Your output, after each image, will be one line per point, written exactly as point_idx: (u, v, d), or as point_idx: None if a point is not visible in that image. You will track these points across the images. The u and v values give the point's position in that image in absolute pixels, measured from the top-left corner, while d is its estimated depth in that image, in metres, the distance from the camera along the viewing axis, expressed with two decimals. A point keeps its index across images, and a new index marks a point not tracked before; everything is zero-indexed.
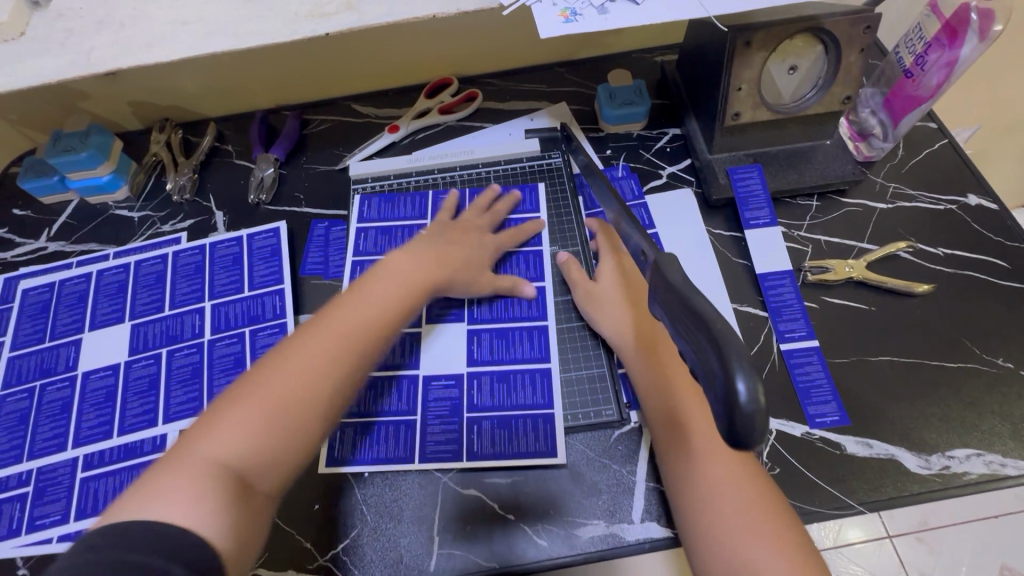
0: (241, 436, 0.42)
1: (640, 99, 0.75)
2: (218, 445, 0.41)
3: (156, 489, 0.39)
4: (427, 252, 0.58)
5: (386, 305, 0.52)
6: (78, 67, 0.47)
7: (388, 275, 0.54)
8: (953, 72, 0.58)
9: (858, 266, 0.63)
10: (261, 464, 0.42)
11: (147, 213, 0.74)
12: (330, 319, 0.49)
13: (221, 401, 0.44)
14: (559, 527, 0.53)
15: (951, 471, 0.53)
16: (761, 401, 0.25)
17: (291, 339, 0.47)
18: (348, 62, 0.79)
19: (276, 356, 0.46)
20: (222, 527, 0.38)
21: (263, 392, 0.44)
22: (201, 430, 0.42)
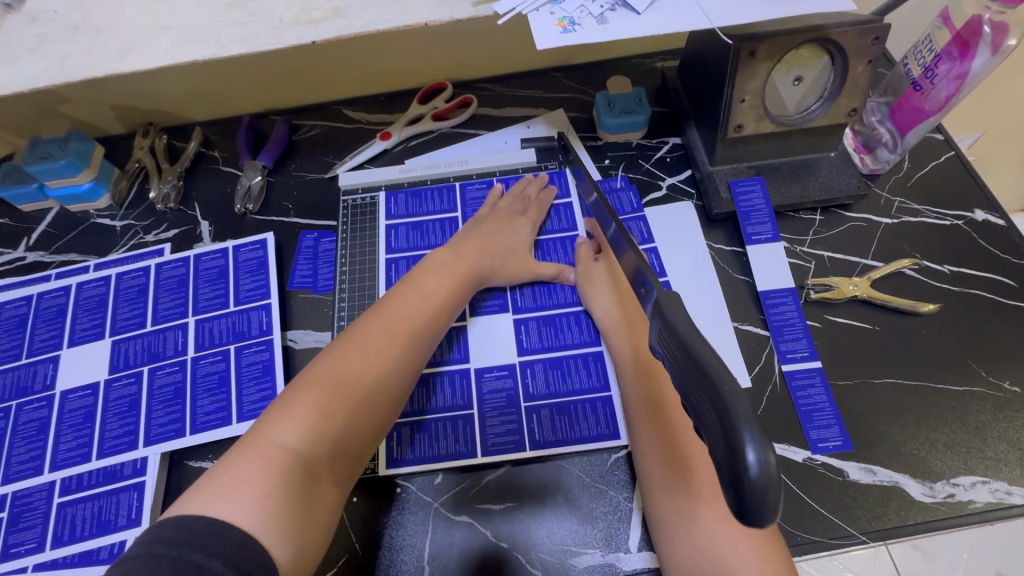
0: (315, 424, 0.44)
1: (640, 107, 0.72)
2: (296, 434, 0.43)
3: (230, 480, 0.39)
4: (467, 252, 0.61)
5: (437, 302, 0.56)
6: (53, 75, 0.44)
7: (438, 277, 0.57)
8: (965, 85, 0.56)
9: (862, 283, 0.62)
10: (339, 446, 0.45)
11: (130, 223, 0.72)
12: (393, 316, 0.52)
13: (292, 388, 0.46)
14: (554, 556, 0.51)
15: (956, 499, 0.52)
16: (773, 470, 0.24)
17: (356, 334, 0.50)
18: (338, 67, 0.76)
19: (344, 348, 0.49)
20: (297, 520, 0.40)
21: (338, 377, 0.46)
22: (273, 417, 0.44)
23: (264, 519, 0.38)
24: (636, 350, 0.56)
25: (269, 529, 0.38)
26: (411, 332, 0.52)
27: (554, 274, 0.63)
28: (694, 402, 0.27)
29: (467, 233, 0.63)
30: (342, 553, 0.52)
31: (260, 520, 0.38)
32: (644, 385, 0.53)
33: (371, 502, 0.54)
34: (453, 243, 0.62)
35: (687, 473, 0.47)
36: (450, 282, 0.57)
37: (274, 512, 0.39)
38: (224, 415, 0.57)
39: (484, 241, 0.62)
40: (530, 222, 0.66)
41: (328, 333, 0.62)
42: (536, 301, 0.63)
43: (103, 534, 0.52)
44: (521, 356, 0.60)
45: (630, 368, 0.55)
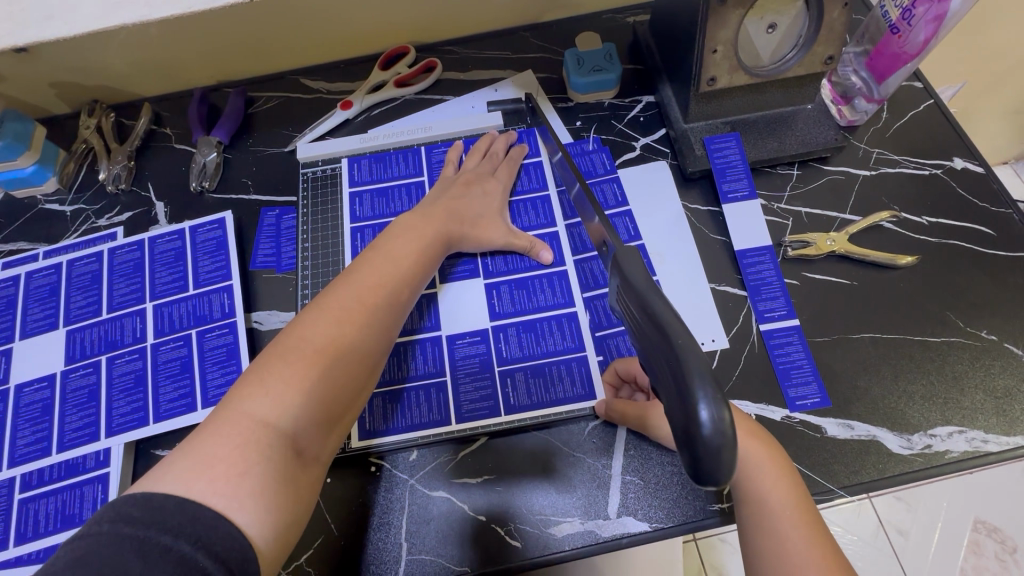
0: (294, 396, 0.41)
1: (610, 64, 0.69)
2: (275, 409, 0.40)
3: (205, 459, 0.37)
4: (435, 216, 0.57)
5: (411, 265, 0.53)
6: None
7: (407, 241, 0.54)
8: (942, 27, 0.53)
9: (840, 238, 0.60)
10: (318, 419, 0.42)
11: (80, 207, 0.68)
12: (366, 281, 0.49)
13: (262, 359, 0.43)
14: (533, 527, 0.51)
15: (933, 450, 0.51)
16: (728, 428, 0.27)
17: (329, 300, 0.47)
18: (292, 33, 0.71)
19: (315, 316, 0.45)
20: (273, 502, 0.38)
21: (312, 345, 0.43)
22: (248, 389, 0.41)
23: (238, 499, 0.36)
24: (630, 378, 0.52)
25: (245, 509, 0.36)
26: (385, 298, 0.49)
27: (525, 247, 0.60)
28: (656, 365, 0.32)
29: (436, 197, 0.60)
30: (317, 536, 0.51)
31: (235, 501, 0.36)
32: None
33: (344, 482, 0.53)
34: (420, 207, 0.59)
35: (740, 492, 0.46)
36: (421, 247, 0.54)
37: (250, 493, 0.37)
38: (188, 402, 0.55)
39: (455, 203, 0.59)
40: (500, 182, 0.63)
41: (293, 313, 0.60)
42: (506, 266, 0.61)
43: (68, 528, 0.50)
44: (493, 321, 0.58)
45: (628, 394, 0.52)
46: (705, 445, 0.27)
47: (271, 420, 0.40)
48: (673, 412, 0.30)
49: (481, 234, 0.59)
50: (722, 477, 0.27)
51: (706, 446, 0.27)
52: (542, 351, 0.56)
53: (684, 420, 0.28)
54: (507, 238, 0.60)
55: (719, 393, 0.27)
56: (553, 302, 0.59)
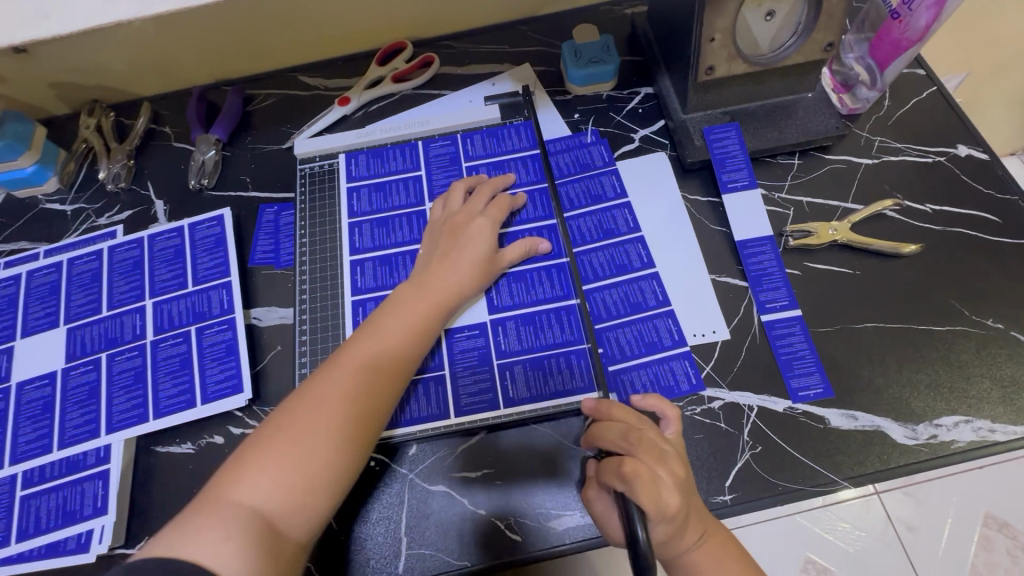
0: (273, 485, 0.40)
1: (608, 56, 0.69)
2: (254, 490, 0.40)
3: (193, 531, 0.37)
4: (430, 279, 0.54)
5: (402, 334, 0.50)
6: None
7: (400, 310, 0.51)
8: (943, 12, 0.52)
9: (842, 227, 0.60)
10: (299, 500, 0.41)
11: (80, 206, 0.69)
12: (351, 362, 0.47)
13: (247, 446, 0.42)
14: (532, 520, 0.50)
15: (939, 440, 0.51)
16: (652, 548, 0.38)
17: (314, 383, 0.45)
18: (289, 30, 0.71)
19: (300, 397, 0.44)
20: (262, 568, 0.37)
21: (291, 431, 0.42)
22: (230, 474, 0.41)
23: (223, 555, 0.36)
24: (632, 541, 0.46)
25: (229, 564, 0.36)
26: (373, 374, 0.47)
27: (522, 251, 0.58)
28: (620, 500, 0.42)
29: (428, 257, 0.56)
30: None
31: (220, 557, 0.36)
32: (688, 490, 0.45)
33: None
34: (414, 275, 0.55)
35: None
36: (414, 319, 0.51)
37: (242, 552, 0.37)
38: (188, 398, 0.55)
39: (447, 260, 0.55)
40: (492, 218, 0.58)
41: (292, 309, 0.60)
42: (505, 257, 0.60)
43: (69, 525, 0.50)
44: (492, 313, 0.57)
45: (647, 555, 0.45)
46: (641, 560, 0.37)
47: (256, 502, 0.39)
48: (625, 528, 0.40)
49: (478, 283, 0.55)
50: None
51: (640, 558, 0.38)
52: (541, 343, 0.56)
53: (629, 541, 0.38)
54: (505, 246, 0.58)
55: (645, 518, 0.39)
56: (553, 295, 0.58)
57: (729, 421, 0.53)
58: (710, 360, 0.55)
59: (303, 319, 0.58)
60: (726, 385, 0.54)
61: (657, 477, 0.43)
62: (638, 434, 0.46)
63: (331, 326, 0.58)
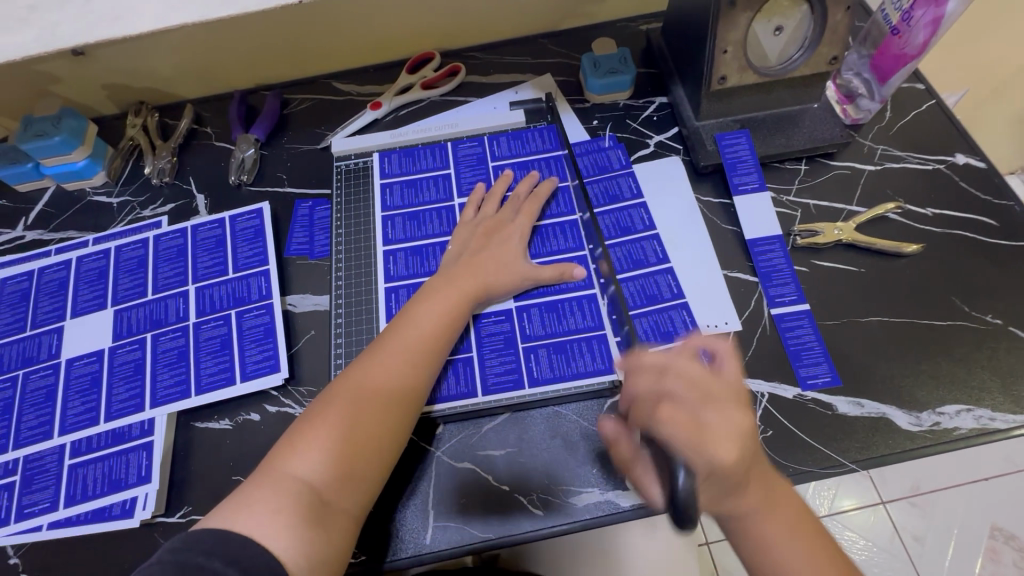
0: (316, 462, 0.44)
1: (626, 67, 0.73)
2: (300, 467, 0.44)
3: (247, 505, 0.42)
4: (461, 274, 0.58)
5: (433, 324, 0.54)
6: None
7: (433, 303, 0.55)
8: (939, 29, 0.56)
9: (847, 228, 0.63)
10: (340, 477, 0.45)
11: (126, 199, 0.73)
12: (388, 350, 0.51)
13: (294, 427, 0.47)
14: (554, 496, 0.53)
15: (942, 427, 0.53)
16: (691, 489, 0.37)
17: (355, 369, 0.50)
18: (326, 39, 0.76)
19: (343, 384, 0.49)
20: (307, 534, 0.41)
21: (332, 413, 0.47)
22: (284, 453, 0.45)
23: (275, 528, 0.40)
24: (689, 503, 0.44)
25: (279, 538, 0.40)
26: (406, 361, 0.51)
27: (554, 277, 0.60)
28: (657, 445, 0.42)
29: (458, 253, 0.61)
30: None
31: (271, 531, 0.40)
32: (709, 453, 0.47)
33: None
34: (445, 268, 0.59)
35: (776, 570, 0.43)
36: (444, 311, 0.55)
37: (288, 523, 0.41)
38: (227, 376, 0.58)
39: (473, 261, 0.59)
40: (518, 226, 0.62)
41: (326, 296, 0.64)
42: (529, 248, 0.63)
43: (115, 492, 0.53)
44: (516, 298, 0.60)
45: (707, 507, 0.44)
46: (676, 504, 0.37)
47: (308, 477, 0.44)
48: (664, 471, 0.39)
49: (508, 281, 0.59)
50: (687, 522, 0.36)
51: (679, 500, 0.37)
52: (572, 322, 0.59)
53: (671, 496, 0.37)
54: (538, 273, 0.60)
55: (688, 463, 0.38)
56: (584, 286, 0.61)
57: None
58: None
59: (338, 306, 0.62)
60: None
61: (700, 424, 0.43)
62: (677, 373, 0.46)
63: (364, 312, 0.61)
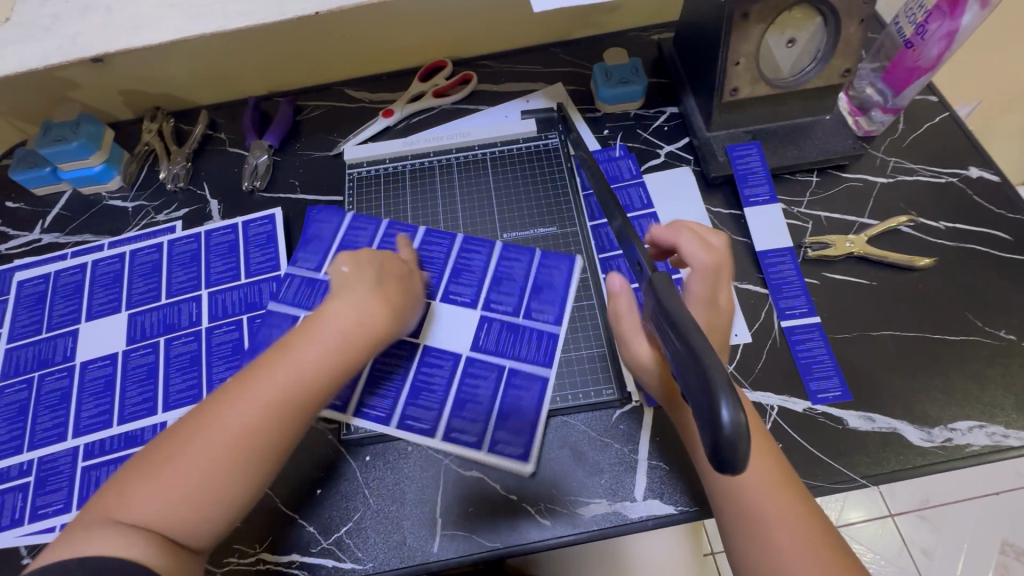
0: (162, 505, 0.39)
1: (637, 77, 0.74)
2: (145, 509, 0.39)
3: (97, 529, 0.38)
4: (368, 296, 0.48)
5: (328, 358, 0.44)
6: (68, 53, 0.41)
7: (332, 329, 0.46)
8: (954, 42, 0.57)
9: (858, 241, 0.63)
10: (188, 526, 0.39)
11: (141, 203, 0.74)
12: (273, 383, 0.42)
13: (144, 456, 0.41)
14: (561, 507, 0.53)
15: (954, 443, 0.53)
16: (744, 426, 0.29)
17: (213, 405, 0.42)
18: (340, 47, 0.77)
19: (209, 416, 0.41)
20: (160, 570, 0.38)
21: (190, 451, 0.40)
22: (128, 486, 0.40)
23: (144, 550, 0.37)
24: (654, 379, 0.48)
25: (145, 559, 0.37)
26: (289, 402, 0.42)
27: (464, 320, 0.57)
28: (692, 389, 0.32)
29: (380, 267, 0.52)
30: (357, 509, 0.54)
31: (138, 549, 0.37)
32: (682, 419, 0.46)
33: (381, 460, 0.56)
34: (360, 274, 0.51)
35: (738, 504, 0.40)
36: (346, 338, 0.46)
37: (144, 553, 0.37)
38: None
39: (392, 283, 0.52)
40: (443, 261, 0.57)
41: None
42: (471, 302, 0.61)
43: None
44: (482, 310, 0.61)
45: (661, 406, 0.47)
46: (723, 442, 0.28)
47: (146, 523, 0.38)
48: (701, 414, 0.30)
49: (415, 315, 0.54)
50: (740, 466, 0.28)
51: (725, 444, 0.28)
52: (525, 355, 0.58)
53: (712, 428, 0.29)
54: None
55: (739, 396, 0.29)
56: (534, 338, 0.59)
57: None
58: (733, 361, 0.58)
59: None
60: (748, 385, 0.57)
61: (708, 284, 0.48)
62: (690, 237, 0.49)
63: None
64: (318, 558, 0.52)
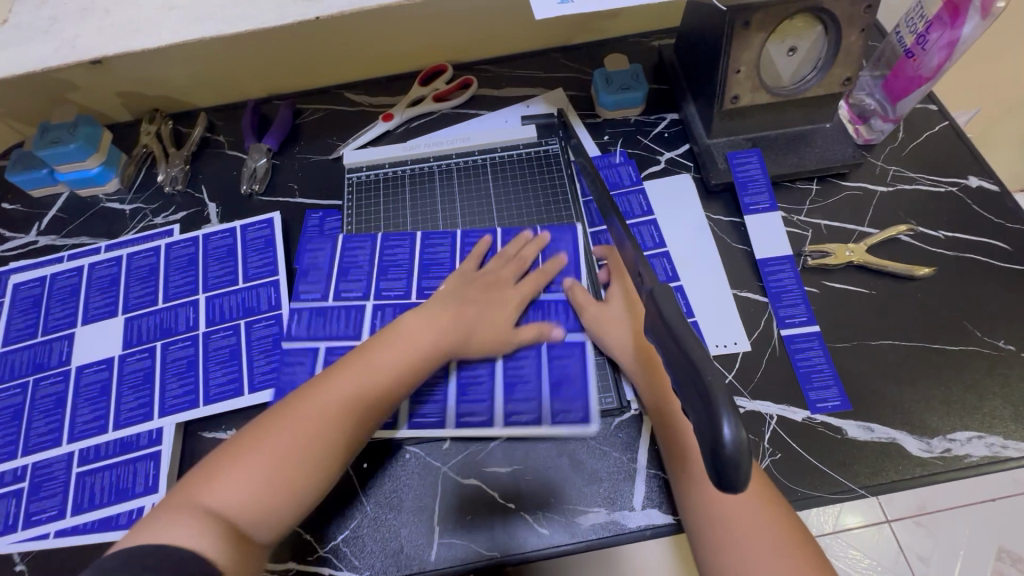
0: (244, 493, 0.43)
1: (638, 83, 0.73)
2: (225, 497, 0.42)
3: (170, 520, 0.40)
4: (442, 314, 0.56)
5: (397, 371, 0.51)
6: (66, 57, 0.41)
7: (397, 349, 0.52)
8: (954, 52, 0.57)
9: (858, 249, 0.63)
10: (259, 516, 0.43)
11: (139, 206, 0.73)
12: (350, 387, 0.49)
13: (223, 451, 0.45)
14: (559, 515, 0.53)
15: (953, 454, 0.53)
16: (744, 442, 0.29)
17: (303, 397, 0.48)
18: (340, 51, 0.77)
19: (289, 416, 0.47)
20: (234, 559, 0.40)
21: (273, 441, 0.45)
22: (209, 476, 0.44)
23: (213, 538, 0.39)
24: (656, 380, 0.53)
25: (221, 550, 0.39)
26: (360, 407, 0.49)
27: (534, 337, 0.58)
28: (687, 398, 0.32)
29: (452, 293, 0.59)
30: (354, 516, 0.53)
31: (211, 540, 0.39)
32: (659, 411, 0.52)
33: (380, 467, 0.55)
34: (431, 302, 0.58)
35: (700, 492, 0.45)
36: (413, 354, 0.53)
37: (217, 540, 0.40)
38: (236, 387, 0.58)
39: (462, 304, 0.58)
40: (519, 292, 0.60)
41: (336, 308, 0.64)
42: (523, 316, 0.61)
43: (121, 500, 0.53)
44: None
45: (651, 399, 0.53)
46: (725, 458, 0.28)
47: (229, 510, 0.42)
48: (700, 429, 0.30)
49: (491, 337, 0.57)
50: (739, 484, 0.28)
51: (724, 458, 0.28)
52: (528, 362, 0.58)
53: (711, 444, 0.29)
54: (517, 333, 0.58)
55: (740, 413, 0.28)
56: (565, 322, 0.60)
57: (750, 429, 0.55)
58: (732, 369, 0.58)
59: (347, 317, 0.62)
60: (747, 394, 0.57)
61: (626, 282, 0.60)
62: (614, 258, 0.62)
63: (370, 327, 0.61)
64: (314, 566, 0.51)
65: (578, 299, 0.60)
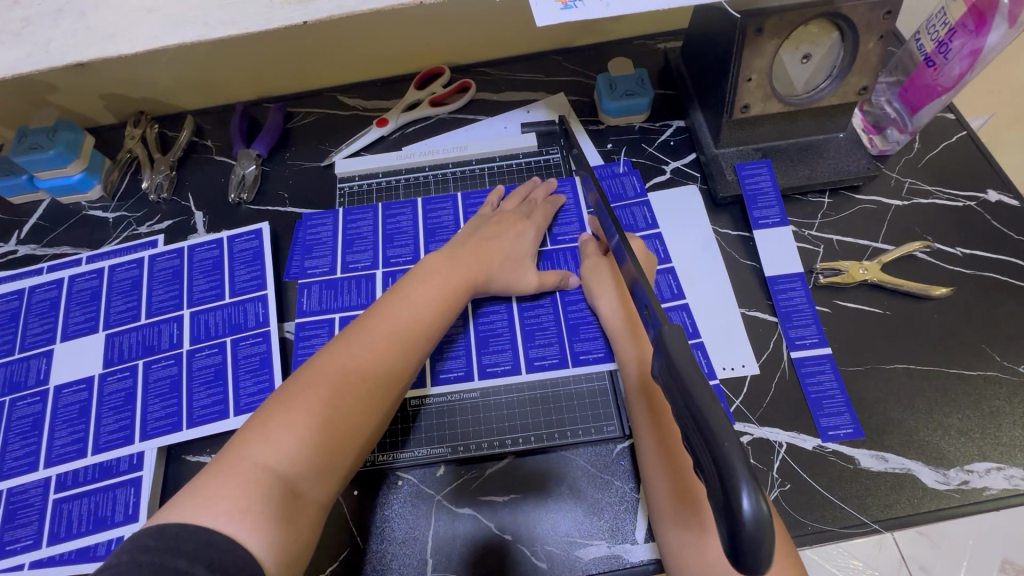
0: (293, 447, 0.41)
1: (643, 89, 0.70)
2: (275, 452, 0.40)
3: (210, 496, 0.37)
4: (464, 254, 0.57)
5: (430, 306, 0.52)
6: (38, 61, 0.38)
7: (429, 287, 0.53)
8: (977, 62, 0.54)
9: (872, 267, 0.60)
10: (310, 471, 0.41)
11: (122, 215, 0.70)
12: (387, 323, 0.49)
13: (263, 410, 0.43)
14: (558, 548, 0.50)
15: (971, 486, 0.51)
16: (767, 515, 0.27)
17: (342, 341, 0.48)
18: (333, 53, 0.74)
19: (330, 359, 0.46)
20: (284, 533, 0.38)
21: (318, 381, 0.44)
22: (254, 432, 0.41)
23: (250, 526, 0.36)
24: (640, 355, 0.53)
25: (258, 537, 0.36)
26: (399, 342, 0.48)
27: (556, 282, 0.60)
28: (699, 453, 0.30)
29: (469, 235, 0.60)
30: (343, 547, 0.51)
31: (248, 526, 0.36)
32: (649, 403, 0.50)
33: (369, 495, 0.53)
34: (451, 247, 0.58)
35: (693, 499, 0.44)
36: (446, 291, 0.53)
37: (262, 519, 0.37)
38: (221, 409, 0.56)
39: (485, 245, 0.58)
40: (535, 224, 0.62)
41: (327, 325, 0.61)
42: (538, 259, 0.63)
43: (99, 531, 0.51)
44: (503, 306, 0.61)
45: (634, 373, 0.52)
46: (743, 537, 0.26)
47: (279, 471, 0.40)
48: (713, 496, 0.28)
49: (513, 279, 0.59)
50: (763, 566, 0.26)
51: (745, 538, 0.26)
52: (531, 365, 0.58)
53: (727, 515, 0.27)
54: (539, 279, 0.59)
55: (760, 484, 0.26)
56: (575, 268, 0.63)
57: (758, 458, 0.53)
58: (739, 395, 0.56)
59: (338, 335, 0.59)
60: (756, 420, 0.54)
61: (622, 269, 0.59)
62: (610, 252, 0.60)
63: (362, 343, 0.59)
64: None
65: (588, 250, 0.61)
